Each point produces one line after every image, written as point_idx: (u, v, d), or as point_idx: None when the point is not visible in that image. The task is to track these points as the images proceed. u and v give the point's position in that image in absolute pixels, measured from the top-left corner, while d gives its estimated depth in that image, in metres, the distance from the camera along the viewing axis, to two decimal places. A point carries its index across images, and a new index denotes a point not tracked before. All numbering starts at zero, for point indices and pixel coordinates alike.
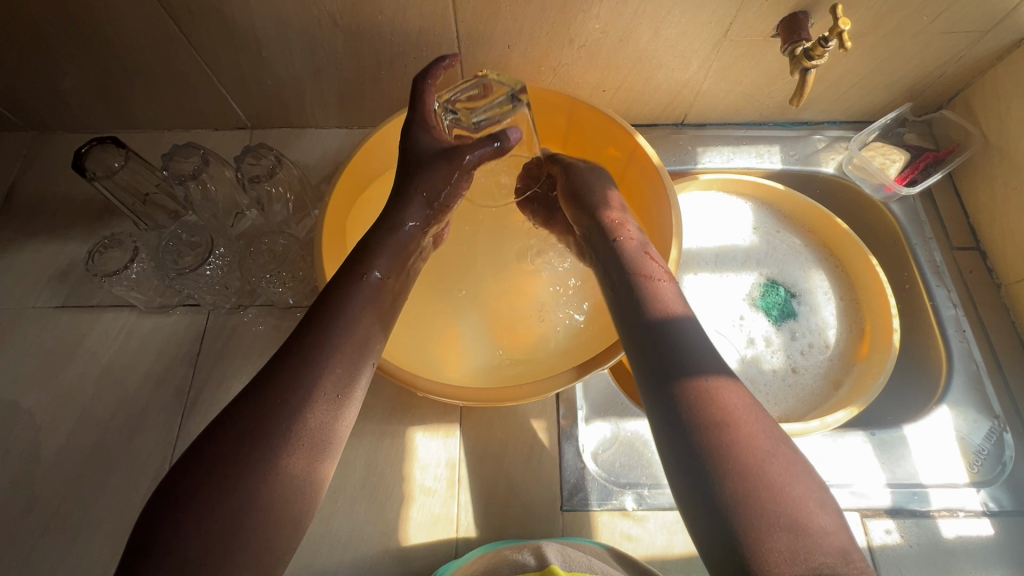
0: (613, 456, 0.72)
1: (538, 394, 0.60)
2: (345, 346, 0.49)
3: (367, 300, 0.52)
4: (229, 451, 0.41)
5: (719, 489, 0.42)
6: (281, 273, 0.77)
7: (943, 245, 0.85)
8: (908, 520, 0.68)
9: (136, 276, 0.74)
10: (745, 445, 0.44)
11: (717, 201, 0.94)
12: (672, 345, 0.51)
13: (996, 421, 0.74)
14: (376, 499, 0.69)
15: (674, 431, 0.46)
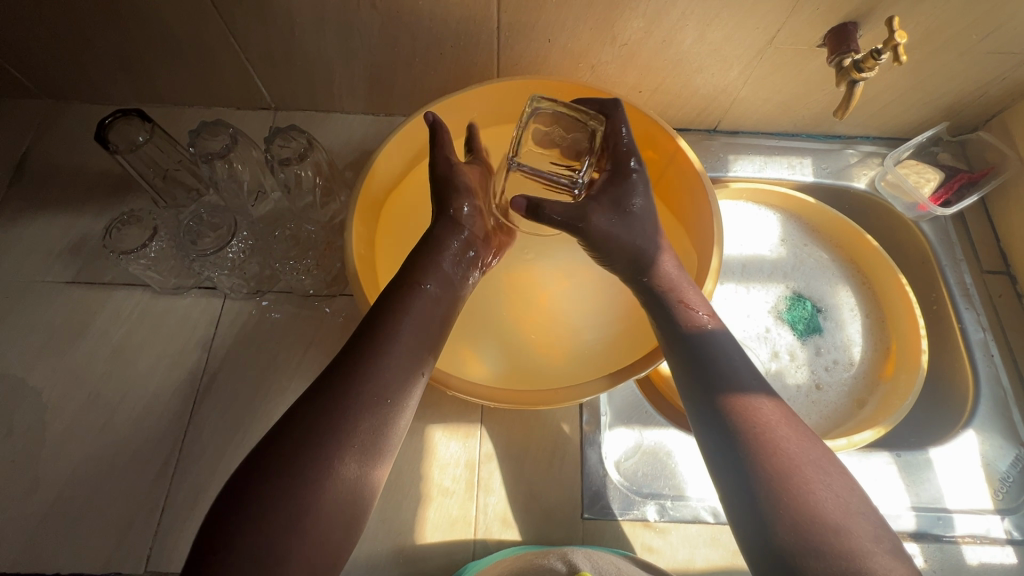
0: (635, 463, 0.70)
1: (572, 399, 0.59)
2: (399, 378, 0.50)
3: (419, 314, 0.54)
4: (292, 458, 0.43)
5: (772, 518, 0.43)
6: (305, 261, 0.77)
7: (973, 268, 0.84)
8: (932, 544, 0.67)
9: (155, 255, 0.73)
10: (804, 480, 0.44)
11: (746, 210, 0.92)
12: (718, 366, 0.52)
13: (1022, 448, 0.73)
14: (393, 497, 0.67)
15: (726, 459, 0.47)
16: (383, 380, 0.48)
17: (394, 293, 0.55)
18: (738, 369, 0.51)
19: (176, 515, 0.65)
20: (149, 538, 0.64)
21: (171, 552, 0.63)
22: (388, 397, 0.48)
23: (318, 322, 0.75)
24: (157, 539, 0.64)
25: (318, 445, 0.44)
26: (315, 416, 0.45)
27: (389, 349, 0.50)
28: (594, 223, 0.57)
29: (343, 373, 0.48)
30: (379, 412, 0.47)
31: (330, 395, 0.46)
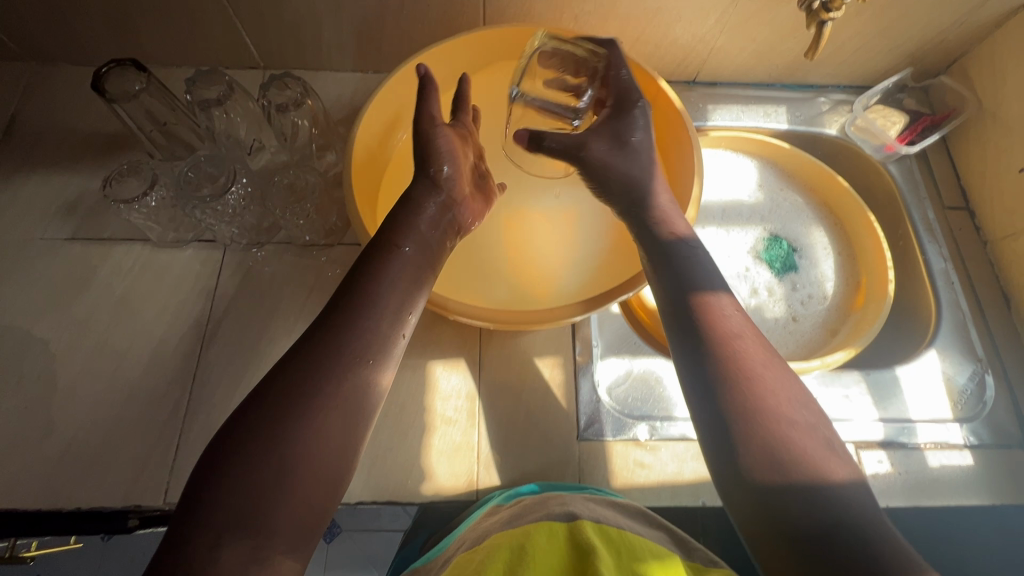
0: (625, 390, 0.75)
1: (555, 320, 0.63)
2: (376, 339, 0.51)
3: (392, 281, 0.54)
4: (268, 423, 0.44)
5: (732, 400, 0.47)
6: (303, 209, 0.78)
7: (936, 204, 0.90)
8: (898, 451, 0.73)
9: (154, 205, 0.74)
10: (763, 378, 0.48)
11: (726, 158, 0.96)
12: (693, 280, 0.55)
13: (979, 364, 0.79)
14: (399, 427, 0.71)
15: (695, 364, 0.51)
16: (358, 345, 0.49)
17: (368, 259, 0.56)
18: (710, 283, 0.55)
19: (189, 453, 0.68)
20: (165, 474, 0.67)
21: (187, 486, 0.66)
22: (362, 362, 0.49)
23: (318, 270, 0.78)
24: (172, 474, 0.67)
25: (294, 407, 0.45)
26: (291, 382, 0.46)
27: (367, 314, 0.51)
28: (593, 152, 0.65)
29: (318, 337, 0.49)
30: (358, 375, 0.48)
31: (305, 360, 0.47)
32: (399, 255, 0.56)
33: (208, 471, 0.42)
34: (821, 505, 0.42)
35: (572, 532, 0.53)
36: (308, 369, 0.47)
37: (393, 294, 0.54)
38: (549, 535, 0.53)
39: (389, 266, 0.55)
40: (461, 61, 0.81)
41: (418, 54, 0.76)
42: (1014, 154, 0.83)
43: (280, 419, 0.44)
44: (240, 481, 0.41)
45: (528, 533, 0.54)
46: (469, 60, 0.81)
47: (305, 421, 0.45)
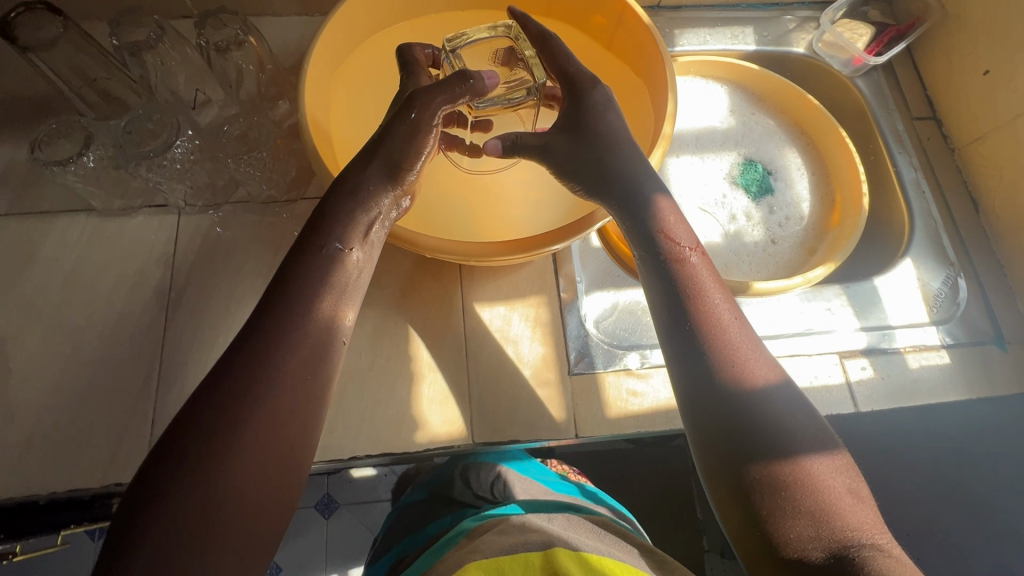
0: (614, 322, 0.74)
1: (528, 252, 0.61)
2: (316, 342, 0.46)
3: (325, 281, 0.48)
4: (210, 453, 0.39)
5: (684, 310, 0.50)
6: (258, 159, 0.73)
7: (904, 115, 0.90)
8: (880, 357, 0.75)
9: (92, 166, 0.67)
10: (748, 363, 0.48)
11: (696, 85, 0.94)
12: (665, 251, 0.53)
13: (951, 267, 0.81)
14: (386, 379, 0.68)
15: (661, 300, 0.52)
16: (296, 357, 0.44)
17: (299, 257, 0.48)
18: (686, 254, 0.53)
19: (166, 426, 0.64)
20: (144, 450, 0.63)
21: None
22: (297, 381, 0.44)
23: (282, 226, 0.74)
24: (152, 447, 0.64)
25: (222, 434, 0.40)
26: (220, 408, 0.41)
27: (297, 325, 0.45)
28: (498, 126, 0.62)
29: (247, 355, 0.43)
30: (299, 383, 0.44)
31: (233, 377, 0.42)
32: (329, 254, 0.49)
33: (139, 496, 0.38)
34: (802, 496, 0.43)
35: (548, 562, 0.51)
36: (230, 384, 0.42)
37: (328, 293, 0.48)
38: (523, 565, 0.51)
39: (320, 266, 0.48)
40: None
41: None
42: (977, 56, 0.83)
43: (209, 451, 0.39)
44: (164, 516, 0.37)
45: (502, 567, 0.51)
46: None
47: (239, 450, 0.40)
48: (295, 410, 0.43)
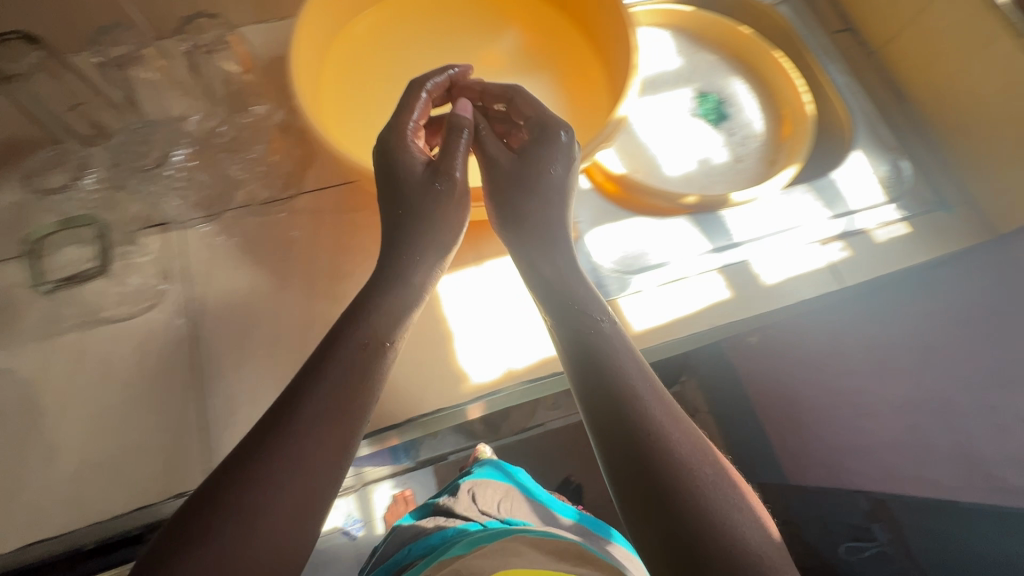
0: (621, 246, 0.81)
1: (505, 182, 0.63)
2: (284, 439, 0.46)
3: (362, 377, 0.51)
4: (234, 515, 0.43)
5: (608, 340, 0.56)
6: (252, 156, 0.79)
7: (823, 32, 1.01)
8: (853, 236, 0.84)
9: (92, 185, 0.76)
10: (644, 392, 0.52)
11: (643, 35, 1.02)
12: (572, 293, 0.60)
13: (890, 154, 0.92)
14: (419, 344, 0.71)
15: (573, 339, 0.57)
16: (314, 446, 0.47)
17: (327, 350, 0.52)
18: (587, 296, 0.60)
19: (218, 428, 0.65)
20: (201, 454, 0.64)
21: (227, 459, 0.64)
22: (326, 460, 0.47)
23: (288, 222, 0.76)
24: (209, 453, 0.64)
25: (256, 486, 0.44)
26: (298, 444, 0.47)
27: (338, 411, 0.49)
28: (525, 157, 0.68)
29: (281, 423, 0.47)
30: (293, 456, 0.46)
31: (291, 440, 0.46)
32: (368, 349, 0.53)
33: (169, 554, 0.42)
34: (708, 495, 0.46)
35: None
36: (257, 459, 0.46)
37: (343, 382, 0.50)
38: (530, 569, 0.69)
39: (340, 354, 0.51)
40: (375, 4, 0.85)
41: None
42: None
43: (234, 515, 0.43)
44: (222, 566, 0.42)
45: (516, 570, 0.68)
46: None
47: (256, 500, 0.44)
48: (332, 470, 0.47)
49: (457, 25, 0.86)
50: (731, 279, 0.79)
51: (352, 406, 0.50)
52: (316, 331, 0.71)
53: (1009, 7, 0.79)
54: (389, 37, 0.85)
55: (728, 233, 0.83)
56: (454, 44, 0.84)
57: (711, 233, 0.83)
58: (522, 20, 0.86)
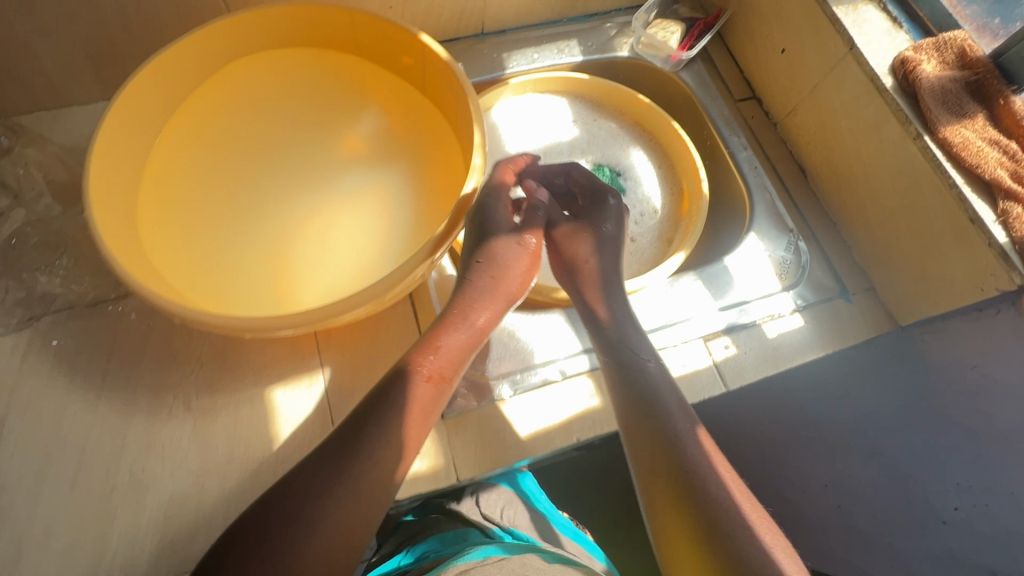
0: (533, 330, 0.77)
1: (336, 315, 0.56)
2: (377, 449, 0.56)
3: (421, 413, 0.59)
4: (272, 536, 0.49)
5: (644, 370, 0.67)
6: (60, 264, 0.70)
7: (727, 100, 0.96)
8: (742, 331, 0.78)
9: None
10: (678, 416, 0.62)
11: (536, 102, 0.97)
12: (618, 333, 0.70)
13: (791, 234, 0.85)
14: (245, 467, 0.65)
15: (613, 364, 0.68)
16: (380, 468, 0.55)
17: (400, 378, 0.60)
18: (636, 336, 0.70)
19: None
20: None
21: None
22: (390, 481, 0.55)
23: (115, 326, 0.69)
24: None
25: (322, 494, 0.52)
26: (363, 466, 0.54)
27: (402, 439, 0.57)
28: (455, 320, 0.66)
29: (364, 441, 0.56)
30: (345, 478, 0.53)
31: (347, 464, 0.54)
32: (426, 385, 0.60)
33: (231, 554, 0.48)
34: (719, 528, 0.54)
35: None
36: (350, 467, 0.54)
37: (414, 417, 0.58)
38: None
39: (406, 387, 0.59)
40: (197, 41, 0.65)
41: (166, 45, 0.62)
42: (773, 39, 0.89)
43: (303, 521, 0.51)
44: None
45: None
46: (230, 43, 0.68)
47: (315, 512, 0.51)
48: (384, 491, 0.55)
49: (309, 101, 0.74)
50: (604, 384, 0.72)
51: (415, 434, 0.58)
52: (131, 455, 0.64)
53: (898, 90, 0.73)
54: (226, 110, 0.71)
55: None
56: (303, 127, 0.74)
57: (588, 330, 0.77)
58: (384, 98, 0.77)
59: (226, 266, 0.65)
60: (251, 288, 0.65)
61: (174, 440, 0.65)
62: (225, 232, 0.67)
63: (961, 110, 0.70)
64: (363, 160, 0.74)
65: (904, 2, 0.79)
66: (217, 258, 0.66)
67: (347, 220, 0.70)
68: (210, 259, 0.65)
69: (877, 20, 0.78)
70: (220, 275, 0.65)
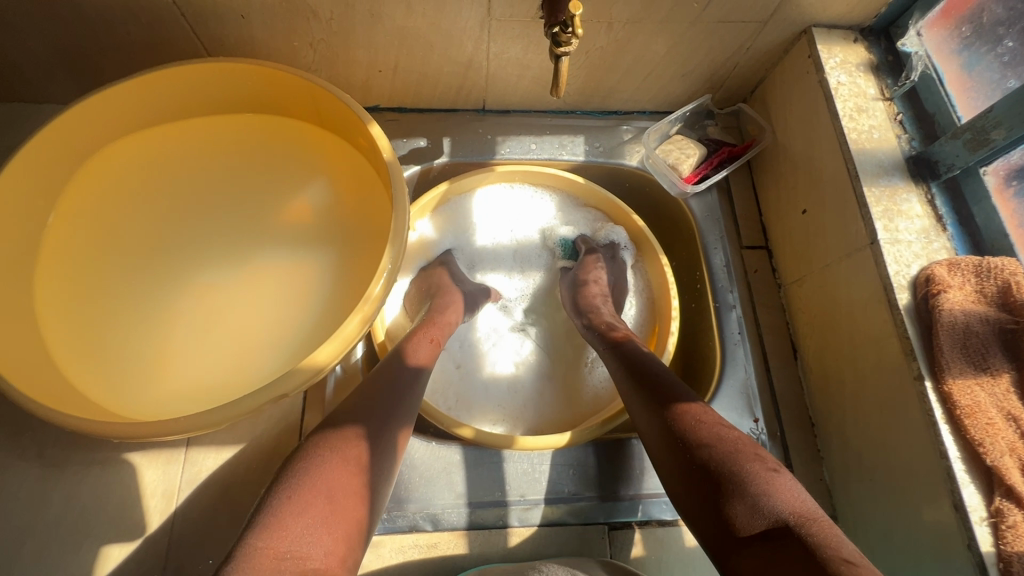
0: (602, 464, 0.69)
1: (153, 433, 0.50)
2: (327, 471, 0.48)
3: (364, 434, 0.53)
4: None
5: (672, 392, 0.54)
6: None
7: (733, 243, 0.83)
8: (656, 530, 0.68)
9: None
10: (754, 467, 0.46)
11: (521, 192, 0.88)
12: (639, 361, 0.60)
13: (755, 424, 0.72)
14: (72, 535, 0.61)
15: (640, 390, 0.56)
16: (336, 490, 0.47)
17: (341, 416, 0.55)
18: (653, 361, 0.60)
19: None
20: None
21: None
22: (350, 503, 0.48)
23: None
24: None
25: (273, 521, 0.44)
26: (317, 488, 0.47)
27: (354, 462, 0.50)
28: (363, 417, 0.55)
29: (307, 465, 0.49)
30: (300, 497, 0.46)
31: (299, 484, 0.47)
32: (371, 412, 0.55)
33: None
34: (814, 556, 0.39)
35: None
36: (300, 492, 0.46)
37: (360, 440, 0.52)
38: None
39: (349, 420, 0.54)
40: (148, 87, 0.63)
41: (104, 89, 0.61)
42: (798, 194, 0.77)
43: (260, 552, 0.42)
44: None
45: None
46: (183, 89, 0.65)
47: (272, 537, 0.43)
48: (345, 514, 0.47)
49: (258, 163, 0.71)
50: (473, 551, 0.65)
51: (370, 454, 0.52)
52: None
53: (911, 312, 0.60)
54: (173, 158, 0.70)
55: (503, 484, 0.67)
56: (245, 187, 0.70)
57: (478, 478, 0.67)
58: (337, 171, 0.71)
59: (114, 326, 0.62)
60: (128, 357, 0.61)
61: (15, 486, 0.62)
62: (127, 287, 0.64)
63: (982, 363, 0.56)
64: (294, 235, 0.68)
65: (957, 201, 0.65)
66: (108, 314, 0.62)
67: (250, 303, 0.65)
68: (100, 314, 0.62)
69: (916, 215, 0.64)
70: (101, 334, 0.61)
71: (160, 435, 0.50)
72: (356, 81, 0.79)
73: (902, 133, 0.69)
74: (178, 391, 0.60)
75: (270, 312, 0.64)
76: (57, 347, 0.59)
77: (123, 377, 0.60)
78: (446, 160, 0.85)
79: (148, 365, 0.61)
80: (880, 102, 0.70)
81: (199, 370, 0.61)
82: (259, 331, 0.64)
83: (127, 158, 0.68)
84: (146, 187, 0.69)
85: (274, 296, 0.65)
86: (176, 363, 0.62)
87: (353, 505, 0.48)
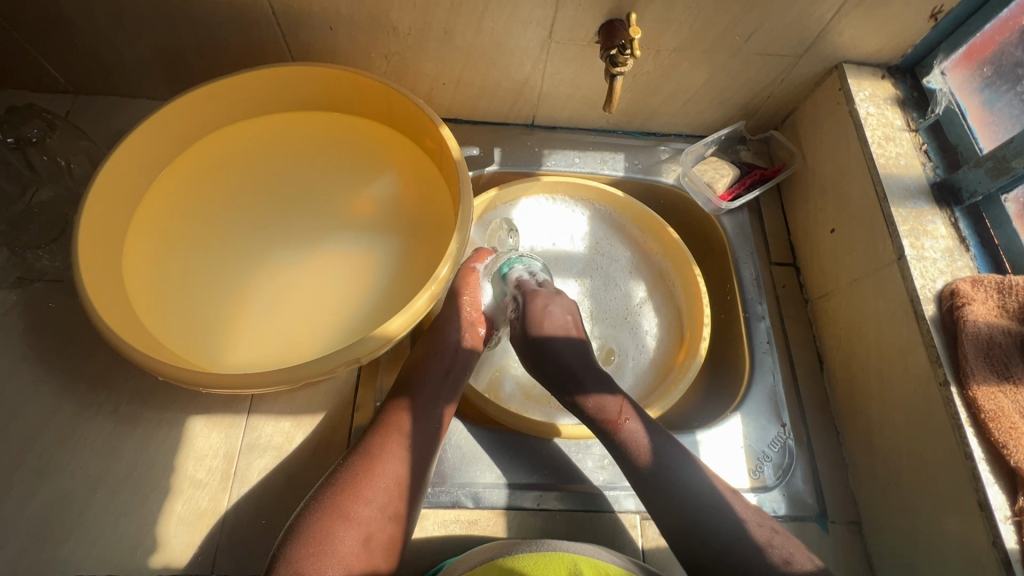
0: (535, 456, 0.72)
1: (236, 386, 0.54)
2: (382, 462, 0.55)
3: (417, 429, 0.59)
4: (296, 547, 0.50)
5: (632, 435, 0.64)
6: (57, 243, 0.74)
7: (763, 259, 0.88)
8: None
9: None
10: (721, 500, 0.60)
11: (561, 203, 0.94)
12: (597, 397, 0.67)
13: (782, 429, 0.75)
14: (138, 491, 0.65)
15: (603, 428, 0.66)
16: (387, 483, 0.54)
17: (398, 405, 0.61)
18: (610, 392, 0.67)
19: None
20: None
21: None
22: (401, 491, 0.55)
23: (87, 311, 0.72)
24: None
25: (337, 503, 0.52)
26: (373, 479, 0.54)
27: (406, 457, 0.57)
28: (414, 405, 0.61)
29: (364, 454, 0.56)
30: (357, 487, 0.53)
31: (358, 476, 0.54)
32: (425, 404, 0.61)
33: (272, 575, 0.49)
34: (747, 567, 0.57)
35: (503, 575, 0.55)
36: (358, 481, 0.54)
37: (414, 435, 0.58)
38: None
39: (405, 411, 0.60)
40: (245, 85, 0.71)
41: (207, 83, 0.68)
42: (826, 215, 0.82)
43: (325, 533, 0.50)
44: None
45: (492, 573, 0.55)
46: (275, 88, 0.73)
47: (335, 521, 0.51)
48: (396, 502, 0.54)
49: (331, 157, 0.78)
50: (511, 531, 0.67)
51: (420, 448, 0.58)
52: (50, 440, 0.66)
53: (937, 323, 0.64)
54: (254, 149, 0.77)
55: (536, 469, 0.71)
56: (318, 178, 0.77)
57: (515, 463, 0.71)
58: (402, 168, 0.77)
59: (196, 296, 0.68)
60: (207, 323, 0.67)
61: (90, 438, 0.67)
62: (209, 261, 0.70)
63: (1005, 371, 0.59)
64: (362, 223, 0.74)
65: (980, 225, 0.69)
66: (191, 285, 0.69)
67: (318, 281, 0.70)
68: (184, 285, 0.69)
69: (940, 236, 0.69)
70: (185, 302, 0.67)
71: (243, 388, 0.55)
72: (420, 91, 0.87)
73: (927, 161, 0.74)
74: (251, 355, 0.65)
75: (336, 290, 0.70)
76: (146, 311, 0.65)
77: (202, 341, 0.65)
78: (496, 168, 0.92)
79: (224, 332, 0.66)
80: (906, 132, 0.76)
81: (269, 339, 0.67)
82: (325, 308, 0.69)
83: (216, 149, 0.76)
84: (229, 173, 0.76)
85: (341, 277, 0.71)
86: (248, 332, 0.67)
87: (402, 494, 0.55)
